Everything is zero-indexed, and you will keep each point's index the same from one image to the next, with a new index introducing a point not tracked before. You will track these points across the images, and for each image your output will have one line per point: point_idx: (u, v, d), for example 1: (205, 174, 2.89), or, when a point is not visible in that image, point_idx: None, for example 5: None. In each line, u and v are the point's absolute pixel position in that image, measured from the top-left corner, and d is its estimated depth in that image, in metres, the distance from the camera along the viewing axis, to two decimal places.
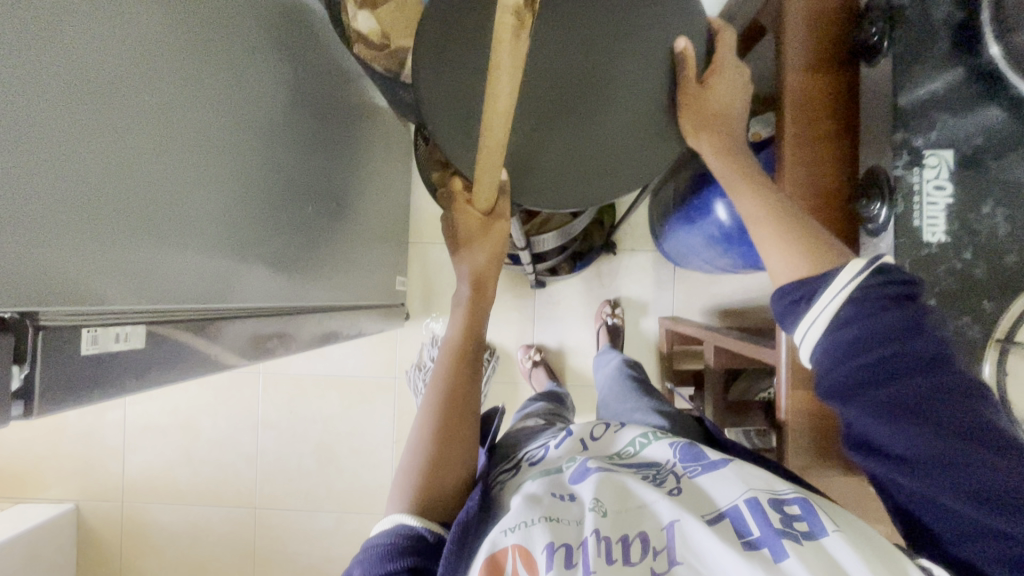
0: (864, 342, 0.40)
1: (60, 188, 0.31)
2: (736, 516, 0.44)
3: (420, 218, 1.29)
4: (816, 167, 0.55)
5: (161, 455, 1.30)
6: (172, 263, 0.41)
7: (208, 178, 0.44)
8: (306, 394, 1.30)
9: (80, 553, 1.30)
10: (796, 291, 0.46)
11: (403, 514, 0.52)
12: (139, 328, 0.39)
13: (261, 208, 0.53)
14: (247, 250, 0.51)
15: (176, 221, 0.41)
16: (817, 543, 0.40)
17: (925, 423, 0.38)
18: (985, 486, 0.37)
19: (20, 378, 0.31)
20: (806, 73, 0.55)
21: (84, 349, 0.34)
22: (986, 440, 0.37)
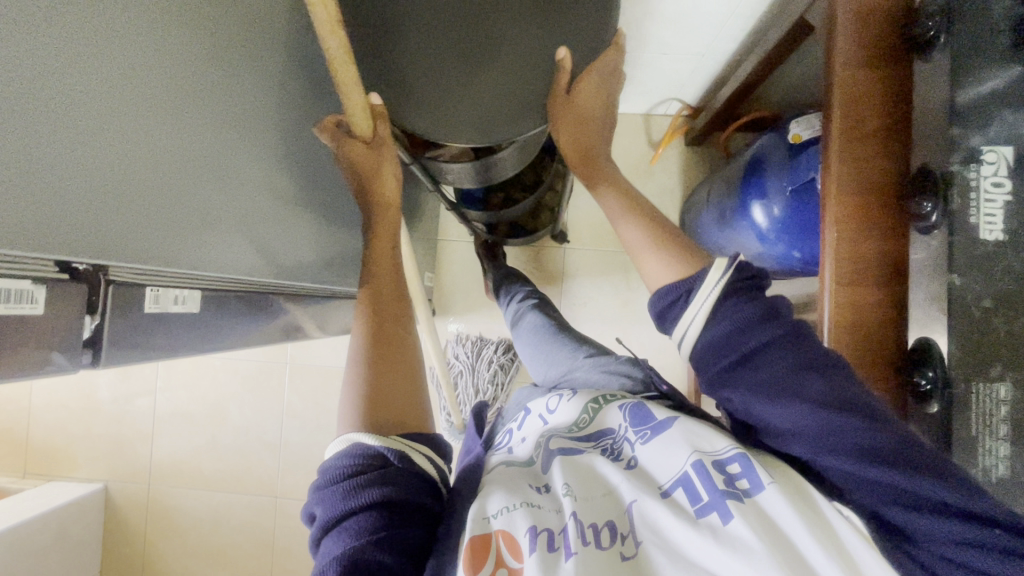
0: (727, 328, 0.45)
1: (130, 152, 0.33)
2: (686, 483, 0.44)
3: (450, 217, 1.30)
4: (859, 165, 0.55)
5: (188, 441, 1.33)
6: (227, 232, 0.43)
7: (256, 154, 0.46)
8: (332, 386, 1.32)
9: (106, 532, 1.33)
10: (673, 291, 0.48)
11: (363, 432, 0.46)
12: (195, 292, 0.42)
13: (296, 191, 0.54)
14: (284, 230, 0.52)
15: (222, 195, 0.42)
16: (755, 501, 0.41)
17: (794, 392, 0.41)
18: (861, 446, 0.39)
19: (91, 329, 0.34)
20: (855, 72, 0.55)
21: (146, 307, 0.37)
22: (852, 404, 0.40)
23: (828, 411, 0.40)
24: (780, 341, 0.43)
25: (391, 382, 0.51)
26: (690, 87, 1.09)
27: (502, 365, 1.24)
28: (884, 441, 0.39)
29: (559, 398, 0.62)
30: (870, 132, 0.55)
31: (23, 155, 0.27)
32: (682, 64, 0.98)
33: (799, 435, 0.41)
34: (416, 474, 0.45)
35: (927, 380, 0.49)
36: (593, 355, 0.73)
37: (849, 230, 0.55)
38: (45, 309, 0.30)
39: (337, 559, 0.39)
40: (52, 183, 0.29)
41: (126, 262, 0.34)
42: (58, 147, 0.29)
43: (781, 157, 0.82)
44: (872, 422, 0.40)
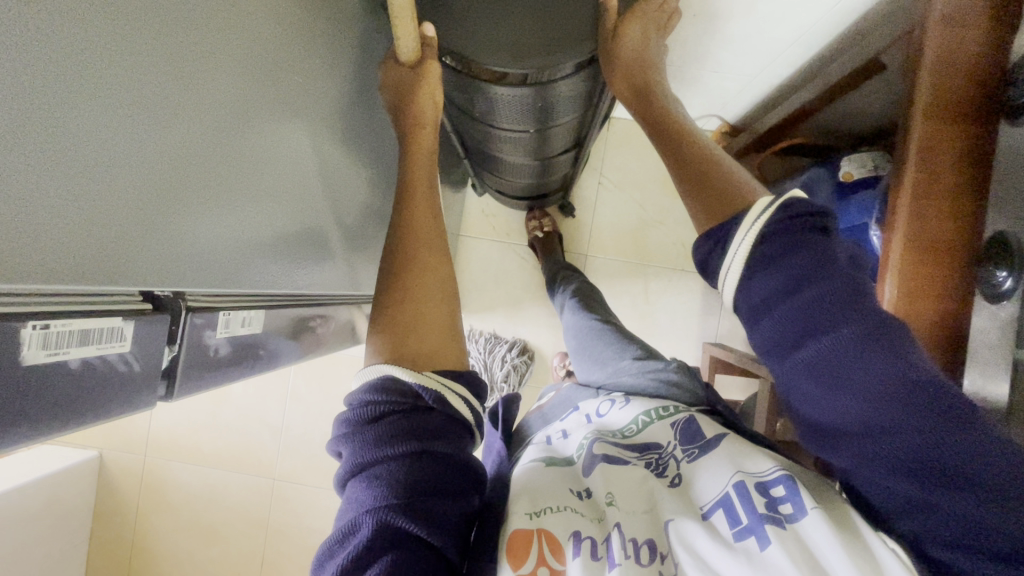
0: (779, 291, 0.39)
1: (184, 174, 0.31)
2: (725, 504, 0.42)
3: (470, 212, 1.28)
4: (933, 221, 0.54)
5: (189, 416, 1.31)
6: (266, 241, 0.42)
7: (293, 162, 0.44)
8: (338, 373, 1.30)
9: (99, 499, 1.31)
10: (709, 239, 0.44)
11: (396, 365, 0.42)
12: (258, 315, 0.45)
13: (321, 194, 0.51)
14: (309, 232, 0.50)
15: (257, 204, 0.39)
16: (796, 527, 0.39)
17: (846, 380, 0.35)
18: (909, 454, 0.34)
19: (169, 357, 0.35)
20: (932, 120, 0.54)
21: (219, 332, 0.39)
22: (919, 404, 0.34)
23: (882, 405, 0.34)
24: (849, 319, 0.36)
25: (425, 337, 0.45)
26: (732, 105, 1.06)
27: (515, 366, 1.23)
28: (951, 454, 0.33)
29: (610, 404, 0.61)
30: (945, 188, 0.54)
31: (85, 191, 0.25)
32: (730, 82, 0.95)
33: (845, 432, 0.36)
34: (448, 420, 0.41)
35: None
36: (638, 359, 0.71)
37: (909, 260, 0.55)
38: (129, 343, 0.31)
39: (371, 511, 0.35)
40: (113, 218, 0.27)
41: (197, 285, 0.35)
42: (119, 179, 0.27)
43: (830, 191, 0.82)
44: (940, 427, 0.33)
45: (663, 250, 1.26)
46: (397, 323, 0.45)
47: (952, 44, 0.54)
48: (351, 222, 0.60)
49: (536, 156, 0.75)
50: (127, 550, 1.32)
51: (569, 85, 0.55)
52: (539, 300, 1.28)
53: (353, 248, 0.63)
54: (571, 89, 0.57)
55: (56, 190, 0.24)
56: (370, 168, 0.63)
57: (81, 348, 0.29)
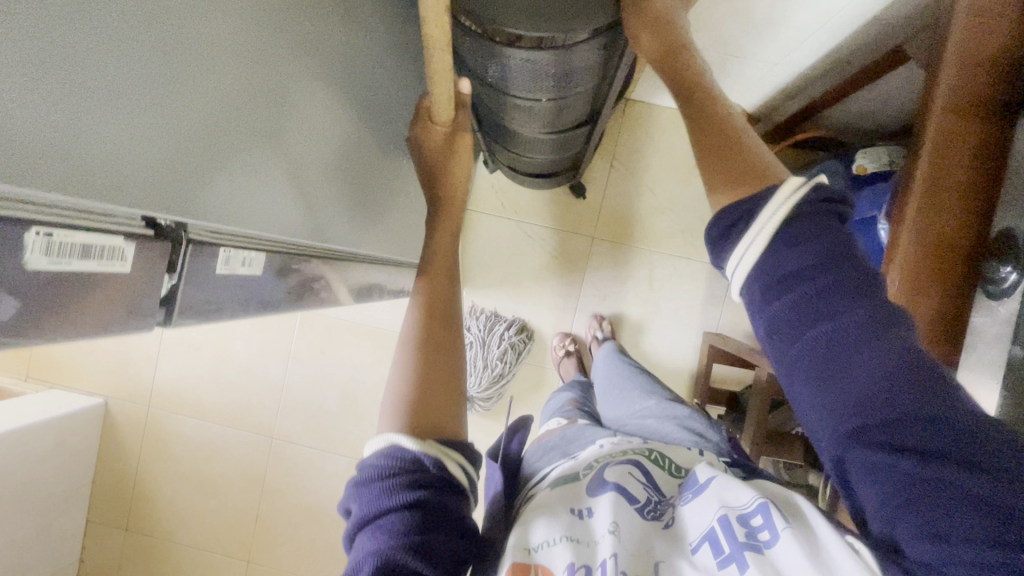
0: (802, 268, 0.39)
1: (199, 112, 0.31)
2: (713, 538, 0.42)
3: (480, 187, 1.28)
4: (942, 215, 0.53)
5: (192, 372, 1.34)
6: (274, 191, 0.42)
7: (307, 114, 0.44)
8: (339, 340, 1.32)
9: (103, 445, 1.35)
10: (727, 216, 0.42)
11: (403, 432, 0.42)
12: (259, 256, 0.45)
13: (333, 150, 0.51)
14: (320, 186, 0.50)
15: (272, 152, 0.40)
16: (772, 556, 0.40)
17: (860, 355, 0.36)
18: (912, 431, 0.34)
19: (169, 285, 0.36)
20: (949, 116, 0.53)
21: (220, 268, 0.39)
22: (923, 383, 0.34)
23: (889, 379, 0.35)
24: (866, 302, 0.37)
25: (433, 396, 0.47)
26: (753, 94, 1.05)
27: (514, 344, 1.24)
28: (959, 434, 0.33)
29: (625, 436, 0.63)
30: (954, 184, 0.53)
31: (119, 124, 0.26)
32: (752, 69, 0.94)
33: (859, 406, 0.35)
34: (455, 487, 0.42)
35: None
36: (666, 402, 0.75)
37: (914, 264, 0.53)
38: (130, 265, 0.32)
39: (373, 565, 0.35)
40: (132, 148, 0.27)
41: (201, 221, 0.34)
42: (149, 115, 0.27)
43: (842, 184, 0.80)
44: (948, 406, 0.34)
45: (671, 238, 1.26)
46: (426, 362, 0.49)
47: (985, 34, 0.52)
48: (361, 182, 0.61)
49: (551, 130, 0.75)
50: (127, 496, 1.36)
51: (587, 53, 0.55)
52: (543, 280, 1.28)
53: (362, 210, 0.64)
54: (590, 57, 0.56)
55: (91, 117, 0.24)
56: (381, 132, 0.63)
57: (82, 262, 0.29)
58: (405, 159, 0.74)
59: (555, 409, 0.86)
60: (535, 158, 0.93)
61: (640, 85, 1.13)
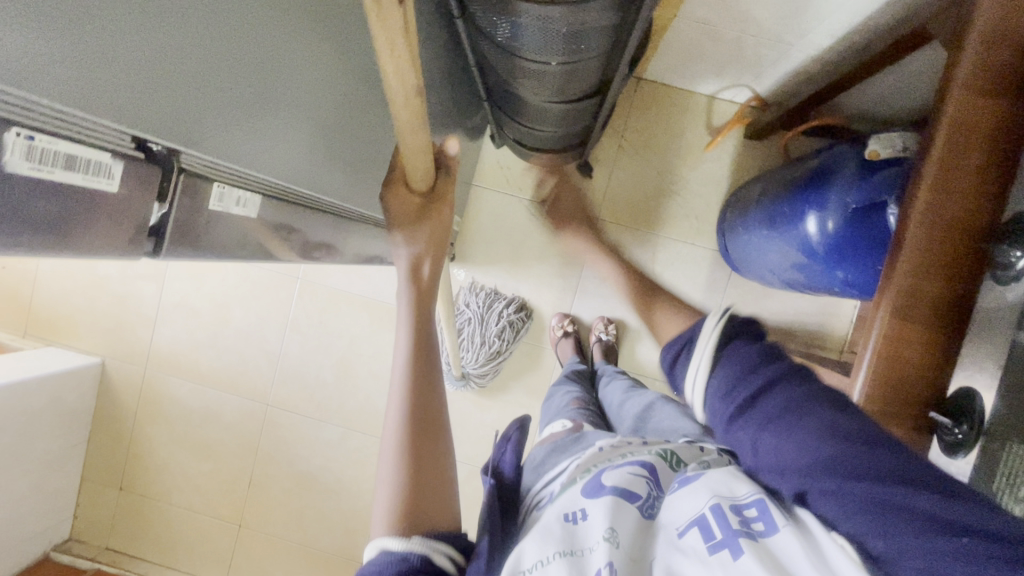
0: (739, 374, 0.46)
1: (198, 34, 0.30)
2: (702, 524, 0.40)
3: (485, 162, 1.27)
4: (953, 199, 0.52)
5: (189, 335, 1.34)
6: (276, 131, 0.41)
7: (318, 60, 0.43)
8: (338, 310, 1.31)
9: (99, 404, 1.36)
10: (676, 343, 0.55)
11: (388, 535, 0.46)
12: (254, 197, 0.44)
13: (342, 103, 0.50)
14: (326, 138, 0.49)
15: (280, 92, 0.39)
16: (767, 544, 0.38)
17: (795, 426, 0.40)
18: (886, 482, 0.35)
19: (158, 216, 0.34)
20: (972, 95, 0.52)
21: (212, 203, 0.38)
22: (858, 440, 0.38)
23: (842, 439, 0.38)
24: (791, 386, 0.44)
25: (428, 490, 0.49)
26: (767, 76, 1.03)
27: (512, 322, 1.24)
28: (899, 478, 0.35)
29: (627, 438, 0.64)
30: (966, 170, 0.52)
31: (111, 32, 0.25)
32: (767, 49, 0.92)
33: (809, 468, 0.38)
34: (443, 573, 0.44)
35: (959, 430, 0.49)
36: (670, 408, 0.77)
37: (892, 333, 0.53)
38: (118, 187, 0.30)
39: None
40: (119, 54, 0.26)
41: (194, 149, 0.33)
42: (143, 27, 0.26)
43: (851, 169, 0.79)
44: (883, 455, 0.37)
45: (676, 223, 1.25)
46: (414, 403, 0.52)
47: (1010, 14, 0.51)
48: (367, 140, 0.60)
49: (560, 99, 0.74)
50: (121, 456, 1.37)
51: (601, 13, 0.53)
52: (545, 259, 1.27)
53: (366, 169, 0.63)
54: (603, 19, 0.55)
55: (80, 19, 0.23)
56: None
57: (66, 174, 0.27)
58: None
59: (560, 408, 0.91)
60: (543, 130, 0.91)
61: (653, 62, 1.11)
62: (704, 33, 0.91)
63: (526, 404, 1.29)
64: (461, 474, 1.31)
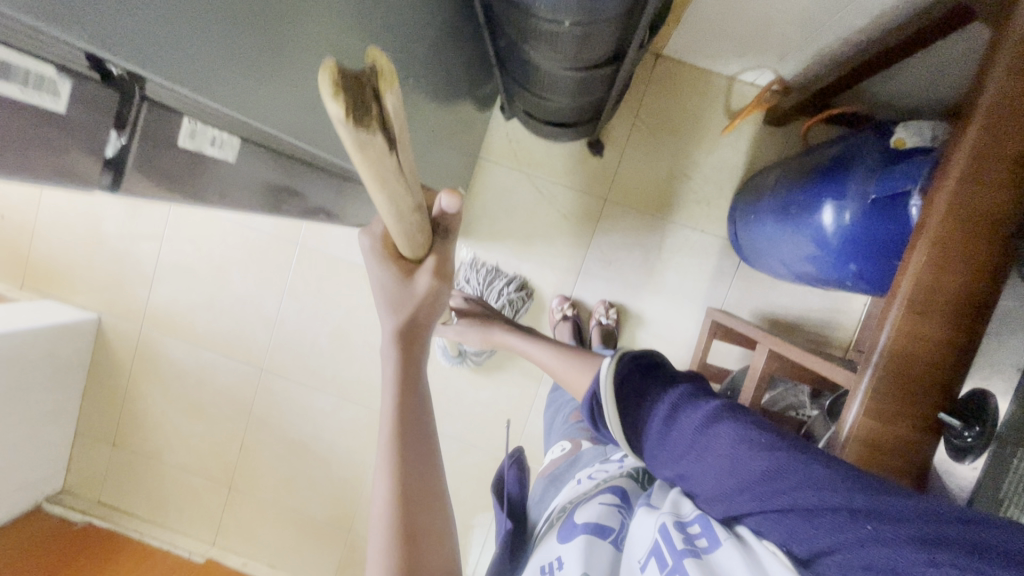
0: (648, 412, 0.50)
1: None
2: (656, 552, 0.42)
3: (494, 135, 1.23)
4: (983, 192, 0.49)
5: (185, 296, 1.33)
6: (285, 78, 0.38)
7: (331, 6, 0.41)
8: (337, 279, 1.29)
9: (94, 359, 1.36)
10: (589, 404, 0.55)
11: None
12: (233, 140, 0.39)
13: (349, 54, 0.47)
14: (327, 89, 0.46)
15: (283, 35, 0.36)
16: (712, 560, 0.39)
17: (715, 450, 0.44)
18: (820, 491, 0.38)
19: (117, 147, 0.30)
20: (1008, 83, 0.49)
21: (180, 139, 0.34)
22: (775, 449, 0.41)
23: (770, 452, 0.41)
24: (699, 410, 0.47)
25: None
26: (793, 58, 0.98)
27: (512, 301, 1.21)
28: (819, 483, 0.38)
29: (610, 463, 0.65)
30: (1004, 158, 0.48)
31: None
32: (796, 28, 0.87)
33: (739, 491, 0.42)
34: None
35: (968, 434, 0.47)
36: None
37: (885, 393, 0.51)
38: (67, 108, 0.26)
39: None
40: None
41: (173, 83, 0.29)
42: None
43: (876, 157, 0.75)
44: (800, 459, 0.40)
45: (687, 208, 1.21)
46: (406, 474, 0.41)
47: None
48: None
49: (574, 67, 0.70)
50: (116, 412, 1.37)
51: None
52: (550, 239, 1.24)
53: None
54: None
55: None
56: (393, 45, 0.59)
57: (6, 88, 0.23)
58: (415, 84, 0.70)
59: (562, 426, 0.91)
60: (556, 101, 0.87)
61: (674, 37, 1.06)
62: (731, 8, 0.87)
63: (522, 385, 1.28)
64: (451, 450, 1.30)
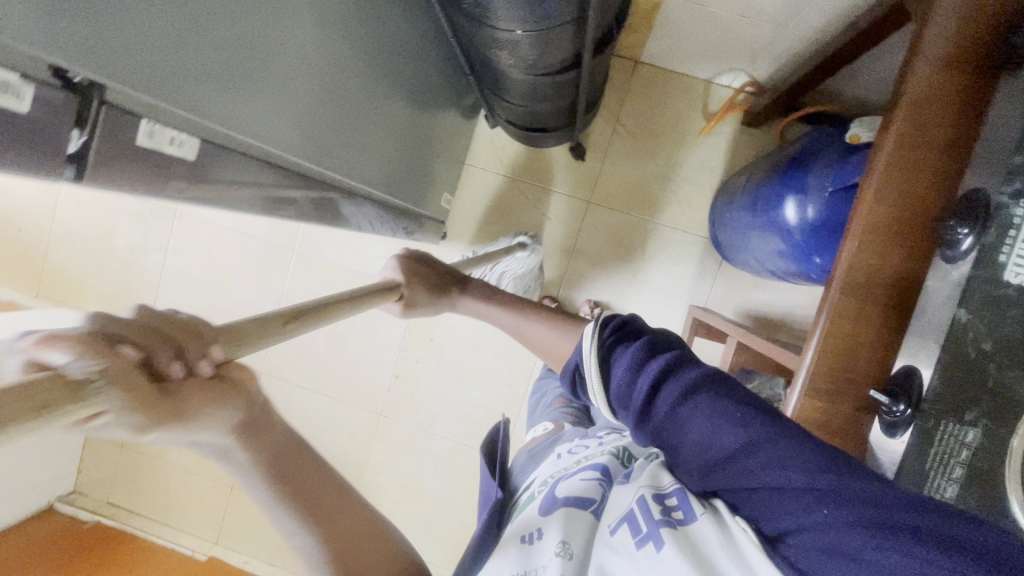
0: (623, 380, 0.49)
1: None
2: (630, 519, 0.44)
3: (480, 143, 1.27)
4: (907, 177, 0.52)
5: (189, 302, 1.39)
6: (256, 86, 0.43)
7: (295, 23, 0.46)
8: (331, 283, 1.34)
9: None
10: (569, 369, 0.56)
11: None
12: (193, 139, 0.39)
13: (319, 70, 0.52)
14: (302, 98, 0.51)
15: (250, 49, 0.40)
16: (686, 530, 0.40)
17: (690, 422, 0.44)
18: (787, 467, 0.38)
19: (78, 144, 0.31)
20: (938, 70, 0.51)
21: (139, 139, 0.34)
22: (747, 422, 0.42)
23: (742, 426, 0.42)
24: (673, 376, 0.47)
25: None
26: (765, 62, 1.02)
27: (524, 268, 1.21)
28: (787, 460, 0.39)
29: (592, 444, 0.62)
30: (932, 145, 0.51)
31: None
32: (764, 32, 0.91)
33: (710, 463, 0.42)
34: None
35: (897, 409, 0.47)
36: None
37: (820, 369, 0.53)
38: (31, 109, 0.28)
39: None
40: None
41: (139, 92, 0.32)
42: None
43: (833, 152, 0.77)
44: (771, 434, 0.41)
45: (670, 210, 1.24)
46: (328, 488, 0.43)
47: None
48: (347, 112, 0.62)
49: (541, 73, 0.74)
50: None
51: None
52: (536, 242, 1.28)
53: (349, 140, 0.66)
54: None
55: None
56: (370, 63, 0.64)
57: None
58: (393, 96, 0.75)
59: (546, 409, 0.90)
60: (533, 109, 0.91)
61: (651, 45, 1.10)
62: (699, 15, 0.91)
63: (512, 384, 1.31)
64: (443, 449, 1.33)
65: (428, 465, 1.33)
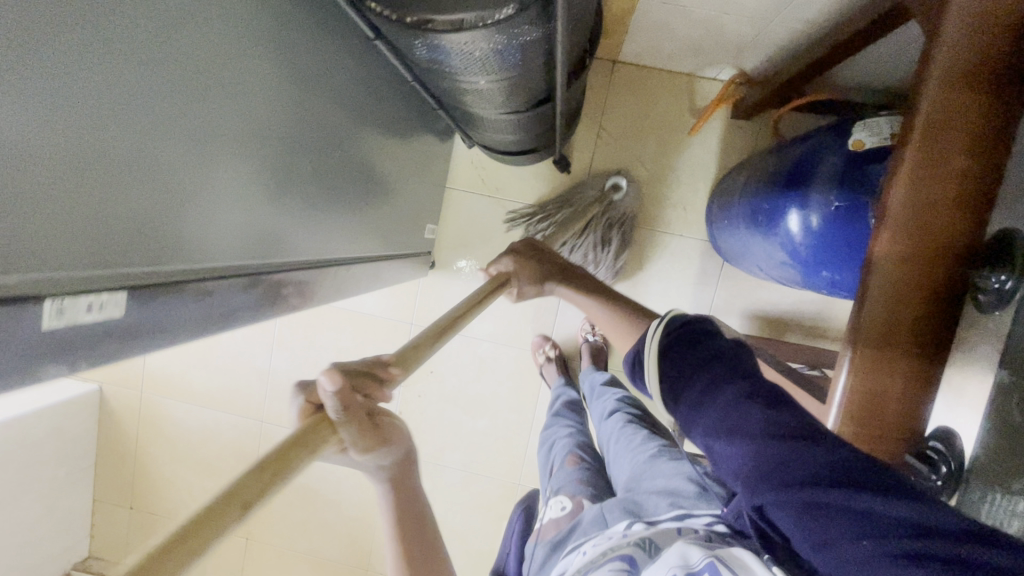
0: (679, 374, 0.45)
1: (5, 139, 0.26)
2: None
3: (459, 163, 1.21)
4: (930, 212, 0.46)
5: (179, 357, 1.35)
6: (170, 212, 0.38)
7: (222, 127, 0.41)
8: (320, 324, 1.30)
9: (102, 426, 1.39)
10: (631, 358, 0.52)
11: None
12: (117, 296, 0.36)
13: (262, 162, 0.47)
14: (244, 197, 0.46)
15: (148, 173, 0.35)
16: None
17: (739, 424, 0.38)
18: (836, 487, 0.33)
19: None
20: (953, 92, 0.45)
21: (45, 324, 0.31)
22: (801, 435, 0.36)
23: (793, 439, 0.36)
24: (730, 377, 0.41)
25: None
26: (751, 55, 0.95)
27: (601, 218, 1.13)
28: (838, 475, 0.33)
29: (615, 532, 0.56)
30: (955, 171, 0.46)
31: None
32: (748, 27, 0.84)
33: (748, 474, 0.37)
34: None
35: (937, 477, 0.46)
36: (673, 459, 0.66)
37: (857, 403, 0.47)
38: None
39: None
40: None
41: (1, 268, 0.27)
42: None
43: (836, 162, 0.72)
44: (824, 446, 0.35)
45: (664, 214, 1.18)
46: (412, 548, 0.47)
47: None
48: (305, 190, 0.57)
49: (511, 110, 0.68)
50: (127, 475, 1.40)
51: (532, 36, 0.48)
52: None
53: (311, 216, 0.60)
54: (525, 32, 0.48)
55: None
56: (326, 133, 0.58)
57: None
58: (358, 154, 0.69)
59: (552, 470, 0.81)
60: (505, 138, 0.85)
61: (628, 46, 1.03)
62: (677, 15, 0.84)
63: (519, 409, 1.27)
64: (456, 481, 1.30)
65: (442, 498, 1.30)
